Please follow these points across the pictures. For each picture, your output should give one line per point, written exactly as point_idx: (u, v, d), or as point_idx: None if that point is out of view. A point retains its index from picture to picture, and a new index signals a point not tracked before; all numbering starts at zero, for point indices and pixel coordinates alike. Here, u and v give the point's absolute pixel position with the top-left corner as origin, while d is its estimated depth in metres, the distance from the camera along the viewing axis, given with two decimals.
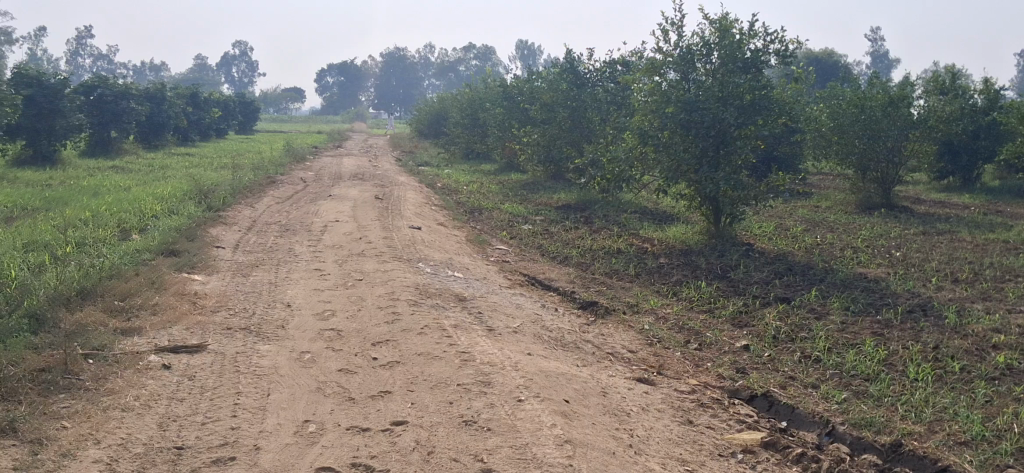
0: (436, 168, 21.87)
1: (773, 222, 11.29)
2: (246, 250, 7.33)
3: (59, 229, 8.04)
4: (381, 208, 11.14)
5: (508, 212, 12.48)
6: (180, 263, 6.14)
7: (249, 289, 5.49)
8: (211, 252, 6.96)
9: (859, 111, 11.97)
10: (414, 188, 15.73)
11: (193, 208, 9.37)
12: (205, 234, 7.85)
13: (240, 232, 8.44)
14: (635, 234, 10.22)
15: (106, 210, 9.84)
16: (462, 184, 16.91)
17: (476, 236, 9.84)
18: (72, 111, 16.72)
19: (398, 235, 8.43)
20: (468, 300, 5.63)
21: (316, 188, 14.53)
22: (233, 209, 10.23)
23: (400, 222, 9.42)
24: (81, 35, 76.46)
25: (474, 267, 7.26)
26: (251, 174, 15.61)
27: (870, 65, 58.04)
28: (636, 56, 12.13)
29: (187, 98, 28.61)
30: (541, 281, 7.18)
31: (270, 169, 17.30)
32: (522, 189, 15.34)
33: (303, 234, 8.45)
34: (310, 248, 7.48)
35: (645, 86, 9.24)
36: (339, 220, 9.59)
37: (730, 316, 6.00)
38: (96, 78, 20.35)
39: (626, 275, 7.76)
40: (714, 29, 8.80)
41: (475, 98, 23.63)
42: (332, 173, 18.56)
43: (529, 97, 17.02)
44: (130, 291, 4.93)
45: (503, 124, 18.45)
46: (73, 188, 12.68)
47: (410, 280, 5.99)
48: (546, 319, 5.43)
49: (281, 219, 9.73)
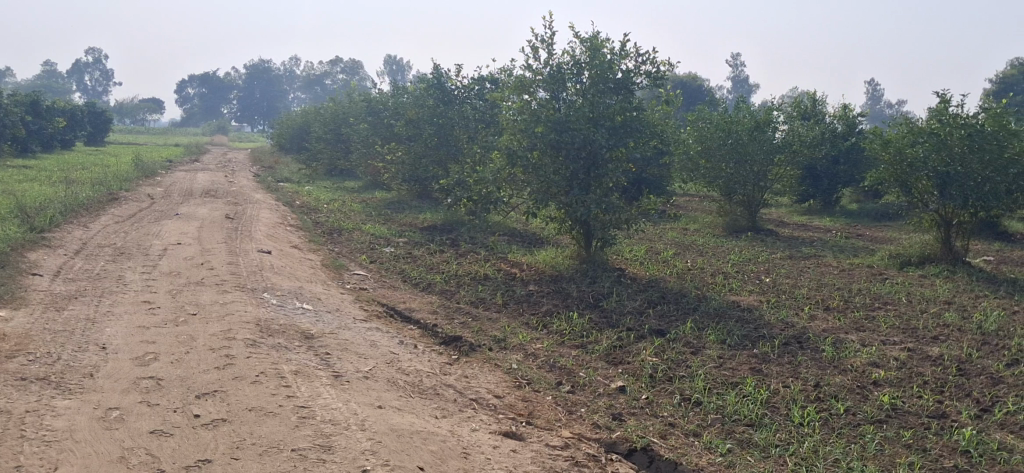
0: (297, 185, 21.00)
1: (643, 246, 11.06)
2: (67, 277, 6.53)
3: None
4: (230, 229, 10.37)
5: (370, 233, 11.87)
6: None
7: (59, 328, 4.74)
8: (23, 282, 6.15)
9: (726, 135, 11.94)
10: (270, 206, 14.92)
11: (12, 229, 8.43)
12: (20, 260, 7.00)
13: (65, 257, 7.60)
14: (503, 259, 9.79)
15: None
16: (324, 203, 16.20)
17: (333, 260, 9.22)
18: None
19: (244, 260, 7.74)
20: (316, 338, 5.04)
21: (163, 206, 13.58)
22: (62, 230, 9.31)
23: (250, 246, 8.73)
24: None
25: (326, 297, 6.65)
26: (91, 190, 14.50)
27: (732, 90, 59.76)
28: (503, 73, 11.75)
29: (27, 106, 26.77)
30: (401, 312, 6.63)
31: (114, 184, 16.17)
32: (386, 208, 14.75)
33: (136, 259, 7.66)
34: (143, 275, 6.73)
35: (513, 104, 8.84)
36: (182, 242, 8.82)
37: (604, 352, 5.59)
38: None
39: (493, 304, 7.29)
40: (584, 48, 8.48)
41: (340, 112, 22.92)
42: (183, 189, 17.53)
43: (395, 113, 16.46)
44: None
45: (367, 141, 17.81)
46: None
47: (251, 315, 5.35)
48: (404, 359, 4.88)
49: (116, 241, 8.88)
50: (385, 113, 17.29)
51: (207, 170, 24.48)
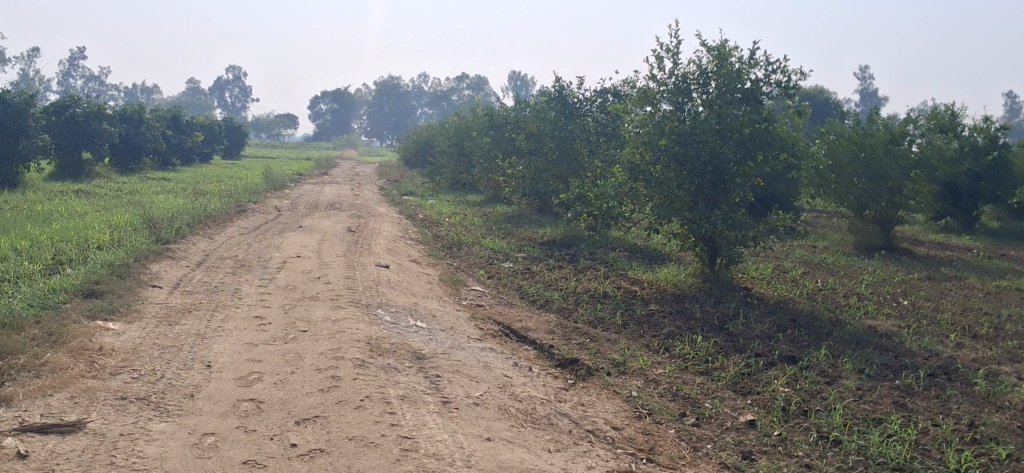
0: (419, 198, 21.14)
1: (770, 264, 10.55)
2: (185, 290, 6.55)
3: None
4: (350, 241, 10.38)
5: (488, 248, 11.71)
6: (96, 308, 5.35)
7: (168, 344, 4.69)
8: (142, 294, 6.17)
9: (857, 149, 11.26)
10: (392, 219, 14.99)
11: (141, 240, 8.59)
12: (142, 271, 7.07)
13: (187, 268, 7.67)
14: (623, 276, 9.45)
15: (48, 240, 9.06)
16: (445, 216, 16.18)
17: (450, 275, 9.06)
18: (38, 132, 16.03)
19: (360, 274, 7.64)
20: (426, 359, 4.82)
21: (288, 218, 13.78)
22: (188, 241, 9.46)
23: (367, 259, 8.65)
24: (73, 58, 76.18)
25: (440, 314, 6.45)
26: (221, 202, 14.85)
27: (862, 104, 57.61)
28: (625, 86, 11.43)
29: (167, 121, 27.84)
30: (517, 331, 6.38)
31: (243, 197, 16.55)
32: (505, 222, 14.60)
33: (255, 272, 7.65)
34: (258, 289, 6.69)
35: (637, 116, 8.58)
36: (302, 255, 8.82)
37: (731, 381, 5.21)
38: (69, 97, 19.66)
39: (612, 324, 6.96)
40: (712, 56, 8.08)
41: (463, 127, 22.98)
42: (309, 202, 17.81)
43: (516, 127, 16.33)
44: (13, 349, 4.16)
45: (489, 155, 17.70)
46: (24, 213, 11.93)
47: (362, 332, 5.18)
48: (517, 384, 4.62)
49: (238, 253, 8.96)
50: (506, 127, 17.16)
51: (333, 184, 24.90)
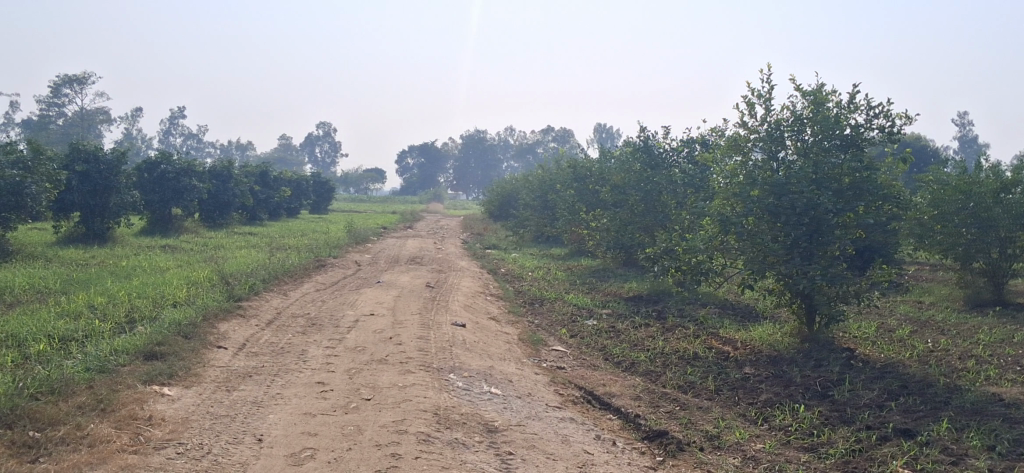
0: (503, 252, 20.86)
1: (872, 322, 9.84)
2: (251, 351, 6.23)
3: (48, 322, 7.07)
4: (427, 298, 10.03)
5: (571, 304, 11.25)
6: (153, 371, 5.02)
7: (221, 413, 4.33)
8: (205, 355, 5.86)
9: (965, 198, 10.49)
10: (473, 274, 14.65)
11: (214, 298, 8.37)
12: (209, 331, 6.78)
13: (256, 327, 7.38)
14: (714, 335, 8.87)
15: (124, 297, 8.91)
16: (527, 271, 15.79)
17: (530, 334, 8.60)
18: (127, 188, 16.17)
19: (435, 334, 7.26)
20: (499, 432, 4.38)
21: (368, 274, 13.52)
22: (261, 298, 9.22)
23: (442, 317, 8.26)
24: (172, 117, 78.72)
25: (517, 378, 6.00)
26: (301, 257, 14.70)
27: (959, 152, 55.74)
28: (714, 135, 10.93)
29: (255, 177, 28.18)
30: (599, 397, 5.89)
31: (325, 251, 16.43)
32: (590, 276, 14.13)
33: (326, 331, 7.32)
34: (326, 350, 6.34)
35: (728, 165, 8.12)
36: (376, 312, 8.49)
37: (841, 459, 4.63)
38: (161, 154, 19.86)
39: (704, 390, 6.41)
40: (807, 101, 7.57)
41: (546, 179, 22.70)
42: (391, 256, 17.63)
43: (600, 178, 15.92)
44: (54, 419, 3.79)
45: (572, 207, 17.31)
46: (107, 269, 11.89)
47: (430, 401, 4.77)
48: (599, 463, 4.14)
49: (311, 310, 8.67)
50: (590, 179, 16.77)
51: (417, 238, 24.78)
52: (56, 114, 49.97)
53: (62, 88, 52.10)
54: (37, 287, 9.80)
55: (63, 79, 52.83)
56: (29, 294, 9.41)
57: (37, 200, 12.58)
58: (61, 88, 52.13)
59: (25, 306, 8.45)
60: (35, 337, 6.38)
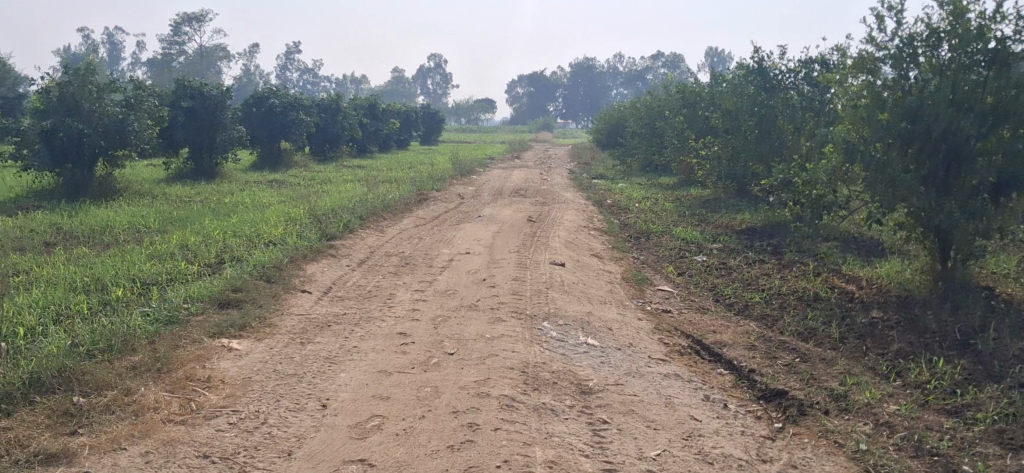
0: (610, 182, 20.21)
1: (1014, 256, 8.94)
2: (335, 295, 5.89)
3: (136, 265, 6.86)
4: (529, 233, 9.56)
5: (680, 238, 10.62)
6: (224, 323, 4.74)
7: (289, 371, 3.98)
8: (285, 301, 5.53)
9: None
10: (578, 206, 14.12)
11: (307, 237, 8.07)
12: (295, 273, 6.46)
13: (347, 268, 7.04)
14: (837, 272, 8.15)
15: (220, 235, 8.71)
16: (635, 201, 15.16)
17: (635, 272, 8.05)
18: (233, 123, 16.07)
19: (531, 275, 6.78)
20: (594, 394, 3.89)
21: (469, 207, 13.12)
22: (357, 236, 8.90)
23: (541, 256, 7.78)
24: (286, 51, 79.68)
25: (617, 326, 5.48)
26: (404, 190, 14.40)
27: None
28: (839, 52, 10.00)
29: (364, 109, 28.03)
30: (710, 347, 5.33)
31: (428, 184, 16.09)
32: (700, 207, 13.44)
33: (417, 272, 6.93)
34: (414, 294, 5.94)
35: (852, 86, 7.32)
36: (472, 251, 8.07)
37: (992, 427, 3.98)
38: (268, 89, 19.69)
39: (826, 339, 5.78)
40: (946, 13, 6.59)
41: (656, 105, 21.82)
42: (495, 188, 17.22)
43: (711, 103, 15.06)
44: (104, 383, 3.53)
45: (682, 134, 16.49)
46: (210, 206, 11.79)
47: (518, 356, 4.30)
48: (708, 434, 3.61)
49: (406, 248, 8.31)
50: (702, 104, 15.90)
51: (523, 168, 24.30)
52: (177, 51, 50.99)
53: (180, 27, 53.07)
54: (137, 225, 9.69)
55: (180, 17, 53.76)
56: (128, 232, 9.32)
57: (141, 138, 12.47)
58: (178, 26, 53.11)
59: (122, 245, 8.33)
60: (118, 282, 6.17)
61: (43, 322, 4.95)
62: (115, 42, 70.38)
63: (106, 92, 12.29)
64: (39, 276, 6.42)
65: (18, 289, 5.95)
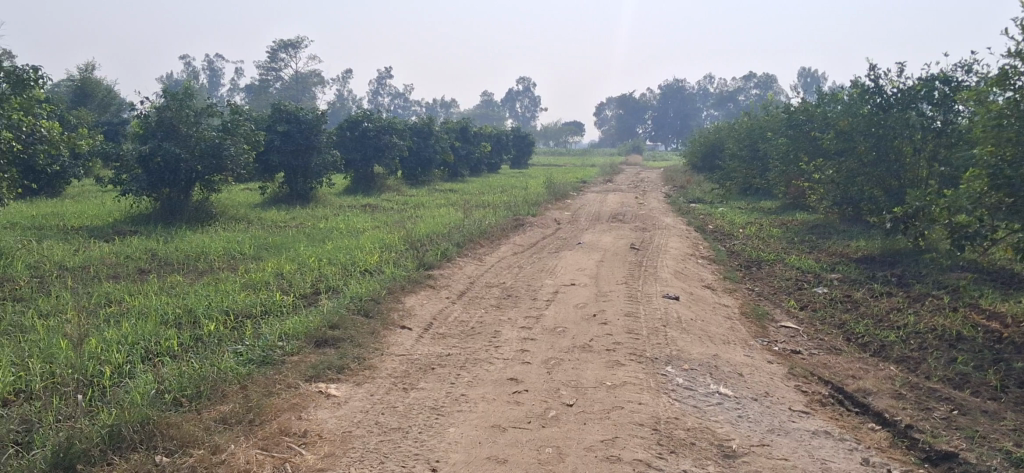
0: (709, 206, 19.56)
1: None
2: (437, 331, 5.48)
3: (230, 296, 6.57)
4: (635, 263, 9.04)
5: (794, 267, 9.97)
6: (321, 365, 4.38)
7: (393, 424, 3.57)
8: (384, 339, 5.14)
9: None
10: (679, 232, 13.54)
11: (405, 267, 7.71)
12: (393, 306, 6.07)
13: (447, 300, 6.64)
14: (976, 307, 7.44)
15: (314, 263, 8.42)
16: (739, 227, 14.48)
17: (753, 306, 7.46)
18: (328, 148, 15.92)
19: (645, 311, 6.27)
20: (739, 457, 3.38)
21: (568, 233, 12.66)
22: (454, 265, 8.51)
23: (652, 288, 7.26)
24: (379, 77, 80.70)
25: (748, 371, 4.94)
26: (500, 215, 14.03)
27: None
28: (968, 69, 9.26)
29: (456, 132, 27.87)
30: (854, 396, 4.75)
31: (524, 209, 15.69)
32: (809, 234, 12.72)
33: (522, 305, 6.49)
34: (522, 331, 5.50)
35: (993, 104, 6.63)
36: (577, 282, 7.59)
37: None
38: (362, 113, 19.60)
39: (983, 387, 5.14)
40: None
41: (755, 127, 21.02)
42: (591, 213, 16.70)
43: (820, 124, 14.32)
44: (190, 439, 3.17)
45: (787, 157, 15.77)
46: (305, 232, 11.59)
47: (647, 410, 3.81)
48: None
49: (507, 278, 7.88)
50: (808, 125, 15.16)
51: (617, 192, 23.78)
52: (274, 78, 51.89)
53: (277, 53, 54.06)
54: (232, 252, 9.48)
55: (278, 44, 54.80)
56: (223, 259, 9.10)
57: (238, 163, 12.33)
58: (276, 53, 54.14)
59: (216, 273, 8.09)
60: (210, 315, 5.88)
61: (130, 362, 4.66)
62: (216, 69, 72.22)
63: (205, 117, 12.22)
64: (130, 308, 6.17)
65: (108, 322, 5.70)
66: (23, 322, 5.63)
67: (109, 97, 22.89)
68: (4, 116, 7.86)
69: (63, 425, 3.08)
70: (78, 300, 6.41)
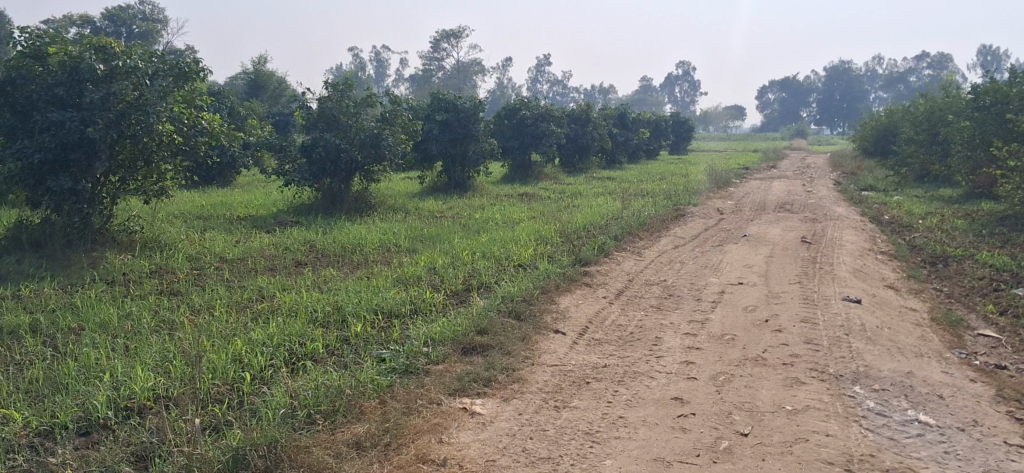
0: (882, 194, 18.37)
1: None
2: (593, 337, 5.07)
3: (381, 292, 6.35)
4: (808, 259, 8.35)
5: (987, 264, 9.02)
6: (467, 376, 4.05)
7: (542, 452, 3.19)
8: (536, 345, 4.77)
9: None
10: (854, 223, 12.63)
11: (561, 263, 7.31)
12: (547, 308, 5.70)
13: (604, 300, 6.21)
14: None
15: (467, 256, 8.14)
16: (921, 218, 13.40)
17: (945, 311, 6.70)
18: (485, 136, 15.71)
19: (823, 316, 5.66)
20: None
21: (733, 225, 11.99)
22: (612, 260, 8.06)
23: (830, 289, 6.61)
24: (538, 64, 80.77)
25: (950, 392, 4.30)
26: (660, 205, 13.47)
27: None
28: None
29: (614, 119, 27.31)
30: None
31: (684, 198, 15.04)
32: (1002, 226, 11.59)
33: (685, 308, 5.99)
34: (686, 339, 5.01)
35: None
36: (746, 281, 7.01)
37: None
38: (519, 101, 19.35)
39: None
40: None
41: (936, 109, 19.55)
42: (756, 202, 15.88)
43: (1016, 106, 13.03)
44: (319, 467, 2.89)
45: (975, 142, 14.50)
46: (460, 222, 11.38)
47: (835, 445, 3.29)
48: None
49: (668, 275, 7.38)
50: (1000, 107, 13.86)
51: (783, 179, 22.69)
52: (434, 67, 52.63)
53: (439, 43, 54.81)
54: (387, 244, 9.34)
55: (440, 34, 55.49)
56: (378, 251, 8.98)
57: (396, 153, 12.22)
58: (437, 43, 54.91)
59: (368, 266, 7.93)
60: (358, 313, 5.65)
61: (273, 366, 4.46)
62: (380, 60, 74.05)
63: (363, 107, 12.20)
64: (280, 303, 6.02)
65: (257, 320, 5.55)
66: (175, 318, 5.54)
67: (281, 89, 23.49)
68: (165, 109, 7.76)
69: (186, 449, 2.86)
70: (230, 296, 6.34)
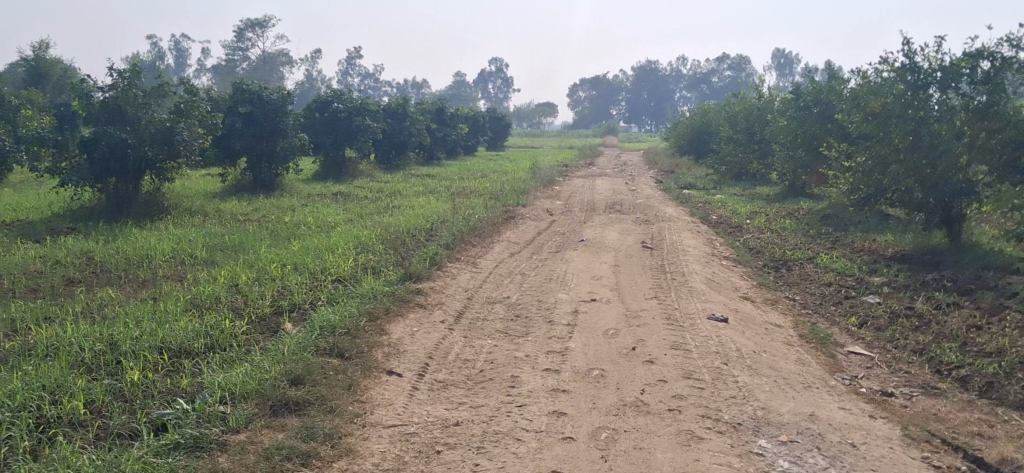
0: (703, 193, 18.29)
1: None
2: (435, 379, 4.14)
3: (168, 321, 5.17)
4: (656, 268, 7.71)
5: (830, 267, 8.67)
6: (280, 452, 3.05)
7: None
8: (367, 396, 3.80)
9: None
10: (688, 225, 12.22)
11: (388, 280, 6.31)
12: (376, 341, 4.72)
13: (441, 325, 5.28)
14: None
15: (276, 270, 7.00)
16: (749, 218, 13.16)
17: (807, 325, 6.16)
18: (295, 131, 14.42)
19: (694, 342, 4.96)
20: None
21: (566, 227, 11.30)
22: (445, 274, 7.11)
23: (690, 306, 5.95)
24: (352, 57, 78.76)
25: (859, 439, 3.65)
26: (486, 206, 12.62)
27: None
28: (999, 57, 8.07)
29: (431, 114, 26.37)
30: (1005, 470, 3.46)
31: (511, 198, 14.29)
32: (832, 226, 11.42)
33: (537, 333, 5.16)
34: (548, 378, 4.17)
35: None
36: (597, 297, 6.24)
37: None
38: (332, 93, 18.08)
39: None
40: None
41: (753, 108, 19.68)
42: (584, 202, 15.35)
43: (842, 108, 12.99)
44: None
45: (798, 141, 14.46)
46: (269, 227, 10.17)
47: None
48: None
49: (510, 291, 6.54)
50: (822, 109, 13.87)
51: (603, 177, 22.41)
52: (240, 57, 50.03)
53: (245, 32, 52.20)
54: (181, 255, 8.05)
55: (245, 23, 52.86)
56: (169, 264, 7.70)
57: (193, 150, 10.84)
58: (242, 31, 52.30)
59: (155, 284, 6.68)
60: (137, 354, 4.48)
61: (10, 439, 3.30)
62: (182, 49, 70.11)
63: (155, 97, 10.75)
64: (36, 339, 4.77)
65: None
66: None
67: (66, 75, 21.18)
68: None
69: None
70: None
